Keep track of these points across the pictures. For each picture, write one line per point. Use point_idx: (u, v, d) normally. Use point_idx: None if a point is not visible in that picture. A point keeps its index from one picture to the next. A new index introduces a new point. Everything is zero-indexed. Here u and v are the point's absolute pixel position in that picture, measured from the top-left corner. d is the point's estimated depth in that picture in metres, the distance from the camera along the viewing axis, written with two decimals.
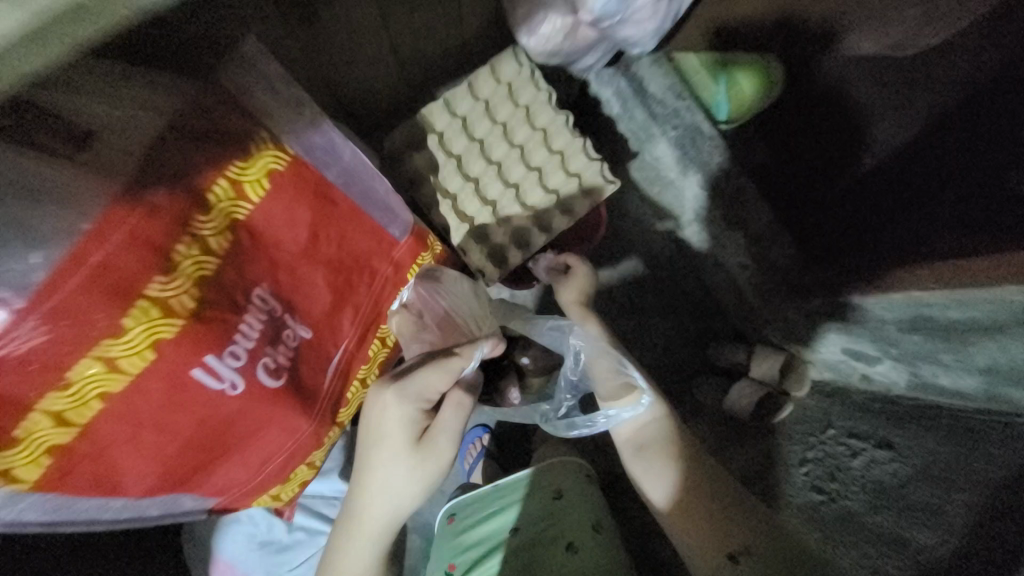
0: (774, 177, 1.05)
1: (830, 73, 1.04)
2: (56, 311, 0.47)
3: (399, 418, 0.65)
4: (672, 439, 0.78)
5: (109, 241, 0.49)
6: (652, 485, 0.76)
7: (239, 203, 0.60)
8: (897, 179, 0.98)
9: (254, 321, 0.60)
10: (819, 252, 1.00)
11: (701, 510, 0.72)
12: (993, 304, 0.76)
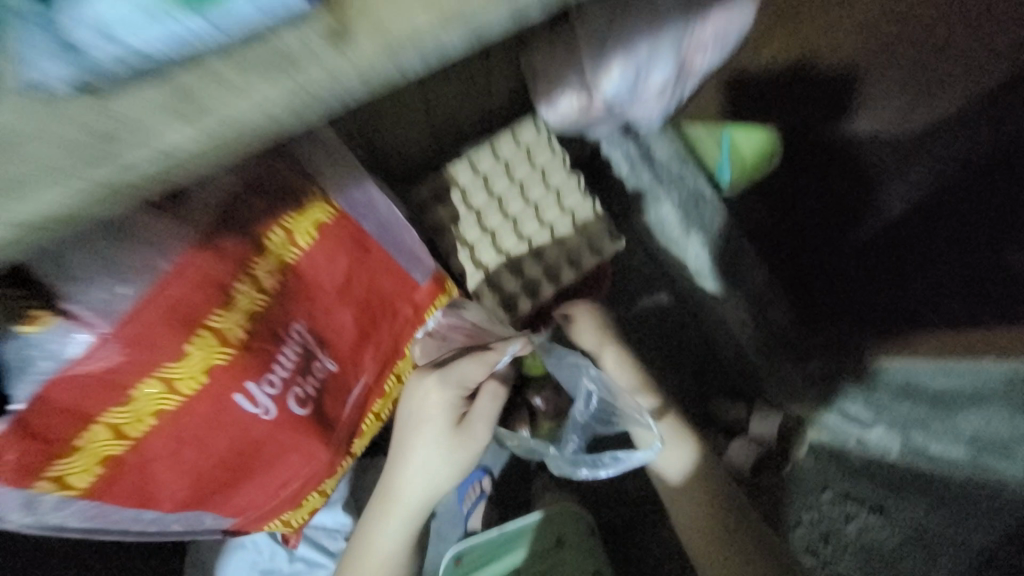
0: (774, 234, 1.10)
1: (852, 135, 1.12)
2: (132, 335, 0.54)
3: (440, 403, 0.78)
4: (693, 452, 0.92)
5: (186, 277, 0.57)
6: (670, 485, 0.92)
7: (290, 248, 0.68)
8: (891, 242, 1.08)
9: (291, 352, 0.68)
10: (811, 311, 1.05)
11: (708, 516, 0.88)
12: (977, 371, 0.92)
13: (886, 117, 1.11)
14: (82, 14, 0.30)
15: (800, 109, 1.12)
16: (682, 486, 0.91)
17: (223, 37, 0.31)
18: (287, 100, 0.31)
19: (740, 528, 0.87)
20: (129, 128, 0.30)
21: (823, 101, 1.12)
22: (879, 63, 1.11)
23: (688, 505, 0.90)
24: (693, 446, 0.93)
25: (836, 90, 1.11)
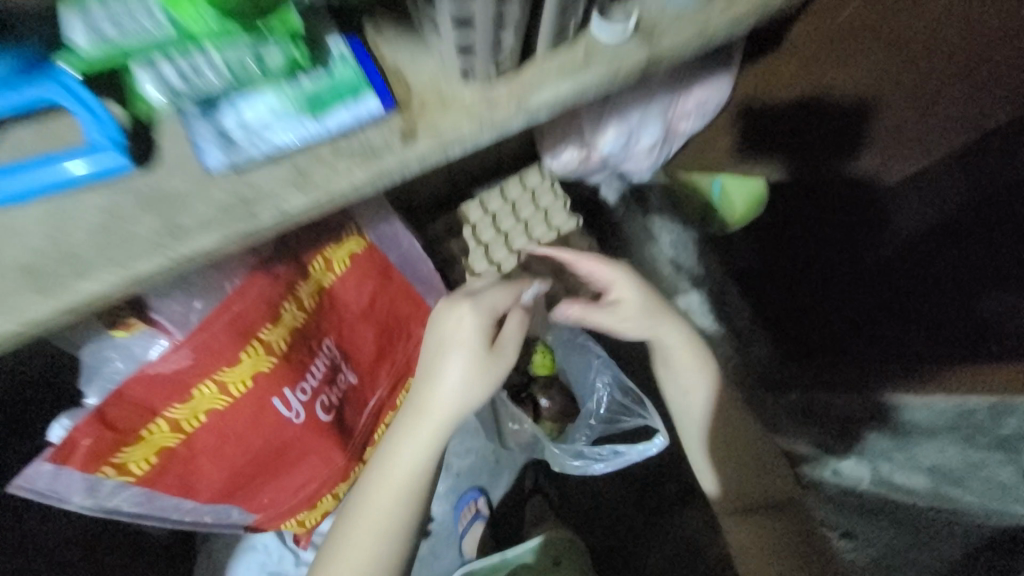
0: (761, 279, 1.11)
1: (847, 168, 0.88)
2: (199, 345, 0.63)
3: (474, 326, 0.62)
4: (739, 441, 0.76)
5: (246, 297, 0.66)
6: (709, 476, 0.79)
7: (326, 274, 0.79)
8: (872, 288, 1.03)
9: (321, 363, 0.77)
10: (798, 351, 1.05)
11: (749, 514, 0.75)
12: (966, 405, 0.84)
13: (901, 115, 0.77)
14: (222, 109, 0.37)
15: (815, 122, 0.79)
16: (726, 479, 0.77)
17: (327, 134, 0.38)
18: (377, 180, 0.39)
19: (784, 532, 0.74)
20: (259, 198, 0.38)
21: (829, 122, 0.79)
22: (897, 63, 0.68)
23: (731, 501, 0.76)
24: (739, 431, 0.76)
25: (846, 124, 0.79)
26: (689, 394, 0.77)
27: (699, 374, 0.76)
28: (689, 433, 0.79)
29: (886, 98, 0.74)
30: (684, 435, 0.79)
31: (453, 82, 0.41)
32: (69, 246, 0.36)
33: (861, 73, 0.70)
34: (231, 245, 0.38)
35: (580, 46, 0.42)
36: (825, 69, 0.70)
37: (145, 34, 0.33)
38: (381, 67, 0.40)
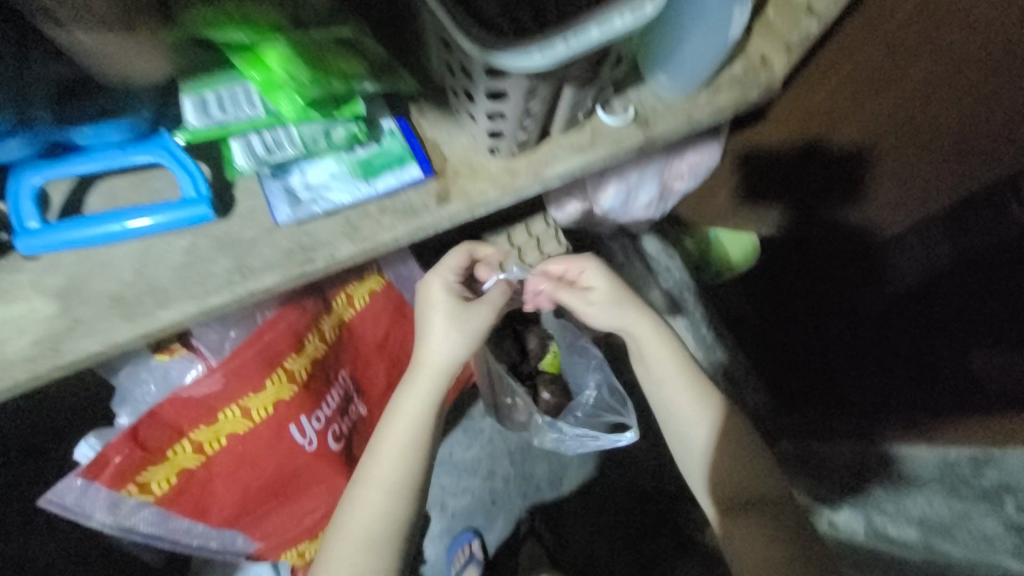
0: (757, 320, 1.07)
1: (843, 218, 0.87)
2: (231, 371, 0.68)
3: (442, 290, 0.63)
4: (728, 436, 0.63)
5: (276, 328, 0.71)
6: (705, 481, 0.63)
7: (347, 309, 0.84)
8: (889, 335, 0.86)
9: (335, 394, 0.82)
10: (792, 398, 1.00)
11: (744, 519, 0.60)
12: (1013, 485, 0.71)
13: (900, 174, 0.76)
14: (291, 173, 0.45)
15: (812, 169, 0.83)
16: (719, 481, 0.62)
17: (377, 194, 0.46)
18: (414, 234, 0.47)
19: (789, 543, 0.58)
20: (315, 246, 0.45)
21: (824, 168, 0.80)
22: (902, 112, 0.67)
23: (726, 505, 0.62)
24: (723, 422, 0.63)
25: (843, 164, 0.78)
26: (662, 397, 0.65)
27: (681, 380, 0.64)
28: (675, 435, 0.65)
29: (885, 148, 0.74)
30: (670, 438, 0.66)
31: (482, 156, 0.49)
32: (152, 280, 0.42)
33: (866, 122, 0.71)
34: (288, 285, 0.44)
35: (588, 128, 0.50)
36: (824, 123, 0.74)
37: (242, 114, 0.41)
38: (423, 141, 0.48)
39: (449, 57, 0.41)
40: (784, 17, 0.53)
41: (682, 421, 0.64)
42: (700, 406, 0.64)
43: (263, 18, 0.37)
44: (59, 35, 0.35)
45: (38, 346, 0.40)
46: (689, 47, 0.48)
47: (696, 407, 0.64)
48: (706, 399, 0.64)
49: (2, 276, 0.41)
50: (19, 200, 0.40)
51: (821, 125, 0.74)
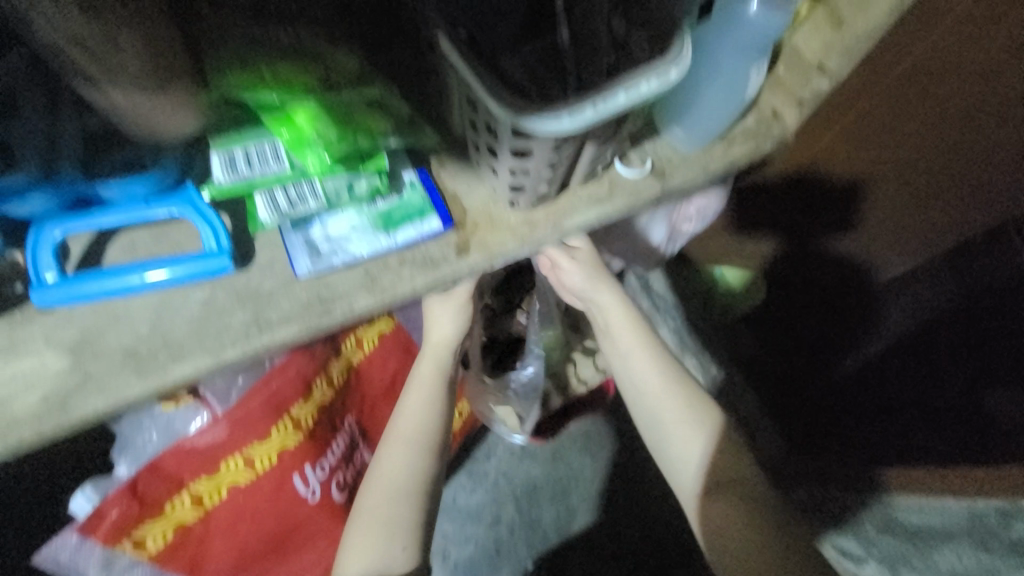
0: (766, 366, 1.12)
1: (836, 247, 1.01)
2: (236, 419, 0.67)
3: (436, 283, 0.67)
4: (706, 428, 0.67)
5: (284, 374, 0.70)
6: (688, 471, 0.66)
7: (356, 352, 0.81)
8: (889, 373, 1.01)
9: (340, 443, 0.78)
10: (806, 439, 1.06)
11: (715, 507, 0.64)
12: (942, 509, 0.89)
13: (884, 200, 0.92)
14: (312, 225, 0.45)
15: (810, 195, 0.93)
16: (694, 471, 0.66)
17: (396, 247, 0.46)
18: (433, 285, 0.46)
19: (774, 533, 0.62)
20: (333, 298, 0.44)
21: (823, 199, 0.92)
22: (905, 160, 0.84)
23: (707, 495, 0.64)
24: (699, 411, 0.68)
25: (833, 203, 0.92)
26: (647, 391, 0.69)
27: (672, 374, 0.69)
28: (654, 425, 0.69)
29: (879, 180, 0.88)
30: (643, 426, 0.70)
31: (502, 208, 0.49)
32: (167, 333, 0.41)
33: (874, 155, 0.84)
34: (305, 336, 0.44)
35: (606, 180, 0.51)
36: (828, 155, 0.86)
37: (269, 170, 0.41)
38: (442, 193, 0.48)
39: (474, 117, 0.42)
40: (795, 72, 0.52)
41: (665, 410, 0.68)
42: (681, 395, 0.68)
43: (296, 80, 0.39)
44: (94, 94, 0.36)
45: (46, 402, 0.39)
46: (705, 103, 0.49)
47: (681, 399, 0.68)
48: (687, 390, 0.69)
49: (15, 330, 0.40)
50: (39, 253, 0.40)
51: (824, 156, 0.86)
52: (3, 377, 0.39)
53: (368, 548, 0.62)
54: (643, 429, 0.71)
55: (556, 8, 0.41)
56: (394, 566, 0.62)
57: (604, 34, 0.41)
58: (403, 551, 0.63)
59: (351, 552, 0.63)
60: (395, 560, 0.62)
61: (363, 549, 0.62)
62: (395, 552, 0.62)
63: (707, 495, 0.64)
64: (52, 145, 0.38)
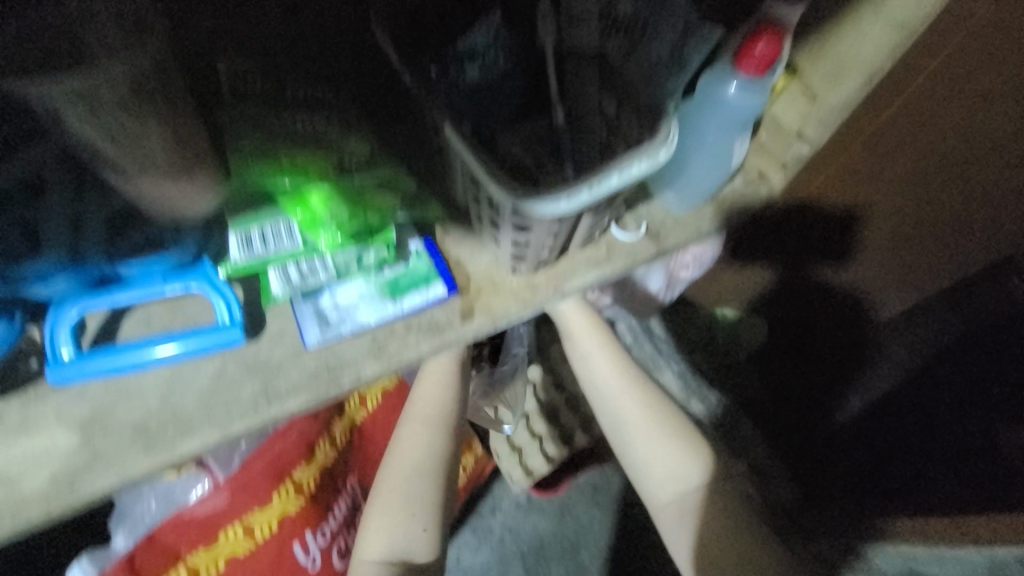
0: (768, 415, 1.03)
1: (830, 278, 0.95)
2: (237, 485, 0.66)
3: None
4: (676, 440, 0.72)
5: (286, 437, 0.68)
6: (658, 479, 0.71)
7: (360, 409, 0.78)
8: (895, 418, 1.00)
9: (342, 505, 0.76)
10: (814, 485, 1.01)
11: (692, 520, 0.70)
12: None
13: (878, 233, 0.87)
14: (321, 295, 0.46)
15: (805, 229, 0.86)
16: (664, 479, 0.71)
17: (402, 314, 0.47)
18: (439, 350, 0.47)
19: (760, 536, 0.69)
20: (341, 366, 0.45)
21: (814, 228, 0.86)
22: (890, 215, 0.82)
23: (676, 506, 0.71)
24: (670, 423, 0.72)
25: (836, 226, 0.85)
26: (618, 402, 0.72)
27: (633, 384, 0.73)
28: (624, 432, 0.72)
29: (876, 206, 0.82)
30: (614, 432, 0.73)
31: (504, 272, 0.50)
32: (177, 408, 0.42)
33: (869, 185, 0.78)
34: (313, 406, 0.44)
35: (604, 244, 0.53)
36: (822, 187, 0.79)
37: (283, 247, 0.44)
38: (447, 259, 0.50)
39: (477, 193, 0.44)
40: (774, 137, 0.56)
41: (634, 420, 0.72)
42: (649, 411, 0.72)
43: (312, 169, 0.43)
44: (121, 182, 0.38)
45: (55, 482, 0.39)
46: (694, 170, 0.52)
47: (645, 407, 0.72)
48: (655, 402, 0.73)
49: (26, 409, 0.41)
50: (57, 332, 0.41)
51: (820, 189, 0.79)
52: (14, 457, 0.39)
53: (390, 529, 0.66)
54: (613, 434, 0.73)
55: (551, 94, 0.44)
56: (415, 547, 0.67)
57: (596, 115, 0.44)
58: (423, 532, 0.67)
59: (372, 534, 0.66)
60: (416, 541, 0.67)
61: (384, 531, 0.66)
62: (414, 532, 0.67)
63: (677, 506, 0.70)
64: (76, 230, 0.40)
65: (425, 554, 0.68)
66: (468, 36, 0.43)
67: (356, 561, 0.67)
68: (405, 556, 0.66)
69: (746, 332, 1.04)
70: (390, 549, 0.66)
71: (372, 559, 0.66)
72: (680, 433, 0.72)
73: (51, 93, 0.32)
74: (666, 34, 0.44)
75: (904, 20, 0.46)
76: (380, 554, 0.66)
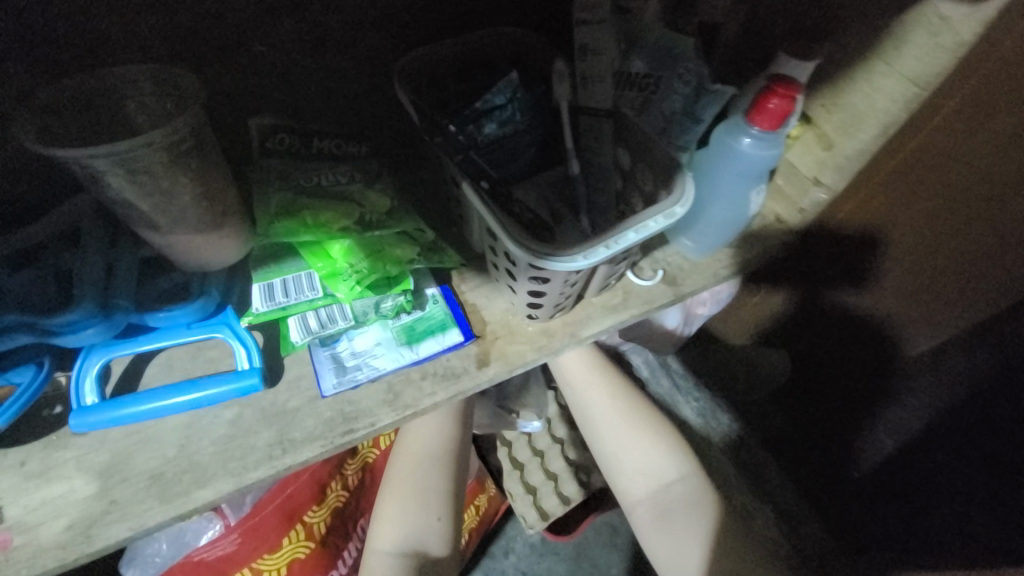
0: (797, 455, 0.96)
1: (853, 305, 0.81)
2: (248, 529, 0.64)
3: None
4: (647, 431, 0.69)
5: (300, 477, 0.67)
6: (629, 474, 0.69)
7: (372, 448, 0.78)
8: (928, 459, 0.85)
9: (353, 549, 0.74)
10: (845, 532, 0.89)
11: (668, 520, 0.66)
12: None
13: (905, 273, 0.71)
14: (339, 341, 0.47)
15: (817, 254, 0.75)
16: (637, 474, 0.68)
17: (418, 360, 0.47)
18: (454, 398, 0.46)
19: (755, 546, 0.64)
20: (356, 415, 0.45)
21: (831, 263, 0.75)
22: (919, 244, 0.66)
23: (650, 504, 0.67)
24: (640, 415, 0.70)
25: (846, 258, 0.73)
26: (586, 394, 0.71)
27: (599, 375, 0.72)
28: (593, 425, 0.71)
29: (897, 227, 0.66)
30: (584, 425, 0.72)
31: (520, 319, 0.50)
32: (193, 456, 0.42)
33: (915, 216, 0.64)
34: (326, 455, 0.44)
35: (620, 289, 0.52)
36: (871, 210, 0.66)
37: (303, 296, 0.45)
38: (464, 305, 0.50)
39: (493, 245, 0.44)
40: (793, 184, 0.57)
41: (600, 411, 0.71)
42: (617, 403, 0.71)
43: (333, 222, 0.43)
44: (153, 234, 0.41)
45: (70, 531, 0.39)
46: (709, 217, 0.52)
47: (611, 398, 0.71)
48: (625, 393, 0.72)
49: (49, 454, 0.42)
50: (83, 379, 0.42)
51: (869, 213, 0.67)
52: (32, 504, 0.40)
53: (404, 518, 0.63)
54: (583, 426, 0.72)
55: (567, 147, 0.45)
56: (430, 538, 0.63)
57: (611, 167, 0.45)
58: (438, 522, 0.64)
59: (385, 524, 0.64)
60: (430, 531, 0.64)
61: (397, 521, 0.63)
62: (429, 522, 0.64)
63: (652, 504, 0.67)
64: (107, 278, 0.42)
65: (440, 548, 0.64)
66: (488, 96, 0.45)
67: (369, 553, 0.63)
68: (420, 548, 0.62)
69: (765, 360, 0.90)
70: (406, 539, 0.62)
71: (385, 551, 0.62)
72: (650, 425, 0.70)
73: (98, 163, 0.35)
74: (679, 89, 0.48)
75: (918, 75, 0.46)
76: (394, 545, 0.62)
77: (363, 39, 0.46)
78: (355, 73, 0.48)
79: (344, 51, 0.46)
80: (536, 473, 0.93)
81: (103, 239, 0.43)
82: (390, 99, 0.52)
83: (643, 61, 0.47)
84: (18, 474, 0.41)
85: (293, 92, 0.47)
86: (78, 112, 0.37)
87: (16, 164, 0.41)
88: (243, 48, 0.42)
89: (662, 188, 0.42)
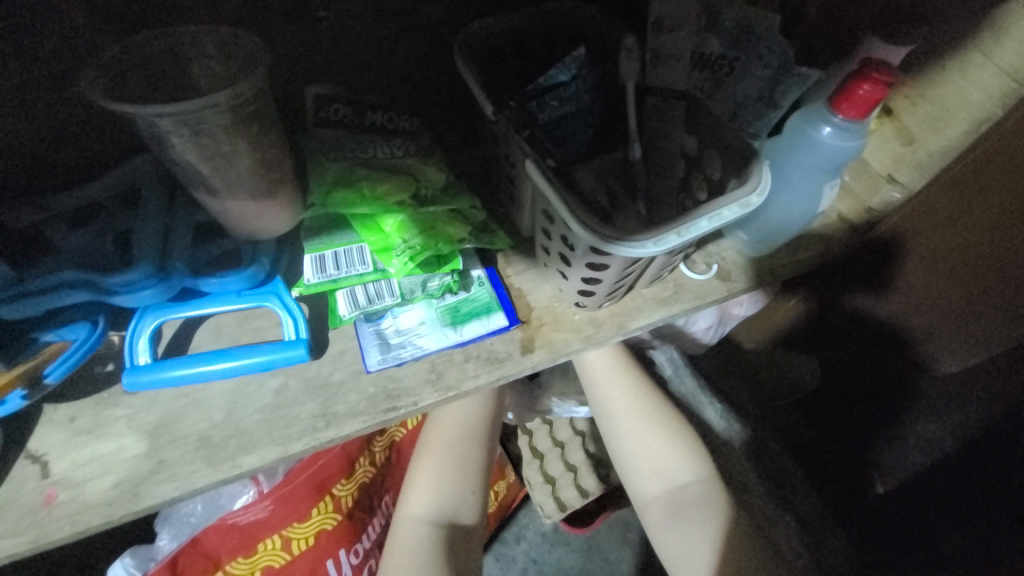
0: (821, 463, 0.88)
1: (869, 311, 0.73)
2: (279, 496, 0.66)
3: None
4: (664, 432, 0.66)
5: (332, 450, 0.68)
6: (645, 470, 0.65)
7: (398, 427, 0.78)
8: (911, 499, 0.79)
9: (378, 524, 0.73)
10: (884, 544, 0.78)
11: (680, 519, 0.62)
12: None
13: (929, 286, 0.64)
14: (383, 318, 0.47)
15: (853, 271, 0.68)
16: (652, 471, 0.65)
17: (464, 345, 0.46)
18: (497, 382, 0.45)
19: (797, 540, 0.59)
20: (400, 393, 0.44)
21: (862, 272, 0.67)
22: (949, 250, 0.58)
23: (663, 502, 0.64)
24: (665, 408, 0.67)
25: (871, 269, 0.66)
26: (606, 391, 0.68)
27: (627, 371, 0.68)
28: (613, 420, 0.67)
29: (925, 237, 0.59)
30: (601, 421, 0.68)
31: (567, 306, 0.49)
32: (239, 422, 0.42)
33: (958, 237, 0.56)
34: (366, 431, 0.43)
35: (671, 282, 0.51)
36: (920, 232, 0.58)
37: (353, 270, 0.45)
38: (508, 289, 0.49)
39: (548, 228, 0.42)
40: (864, 182, 0.56)
41: (622, 405, 0.67)
42: (638, 401, 0.67)
43: (390, 196, 0.42)
44: (209, 199, 0.41)
45: (118, 488, 0.40)
46: (773, 210, 0.50)
47: (634, 397, 0.67)
48: (648, 389, 0.68)
49: (99, 411, 0.43)
50: (137, 339, 0.43)
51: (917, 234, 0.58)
52: (81, 460, 0.41)
53: (444, 487, 0.62)
54: (600, 421, 0.69)
55: (630, 128, 0.43)
56: (465, 510, 0.63)
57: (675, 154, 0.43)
58: (473, 496, 0.63)
59: (422, 491, 0.62)
60: (465, 505, 0.63)
61: (435, 491, 0.62)
62: (464, 496, 0.63)
63: (665, 502, 0.64)
64: (163, 239, 0.42)
65: (475, 518, 0.63)
66: (552, 72, 0.43)
67: (402, 518, 0.61)
68: (454, 520, 0.62)
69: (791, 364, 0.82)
70: (441, 510, 0.61)
71: (419, 517, 0.61)
72: (671, 423, 0.66)
73: (163, 122, 0.34)
74: (757, 72, 0.47)
75: (1017, 70, 0.45)
76: (431, 513, 0.61)
77: (425, 10, 0.45)
78: (416, 42, 0.47)
79: (406, 19, 0.45)
80: (557, 462, 0.92)
81: (160, 202, 0.43)
82: (446, 73, 0.51)
83: (717, 42, 0.46)
84: (69, 429, 0.42)
85: (353, 62, 0.46)
86: (144, 70, 0.37)
87: (83, 123, 0.41)
88: (309, 14, 0.41)
89: (732, 175, 0.40)
